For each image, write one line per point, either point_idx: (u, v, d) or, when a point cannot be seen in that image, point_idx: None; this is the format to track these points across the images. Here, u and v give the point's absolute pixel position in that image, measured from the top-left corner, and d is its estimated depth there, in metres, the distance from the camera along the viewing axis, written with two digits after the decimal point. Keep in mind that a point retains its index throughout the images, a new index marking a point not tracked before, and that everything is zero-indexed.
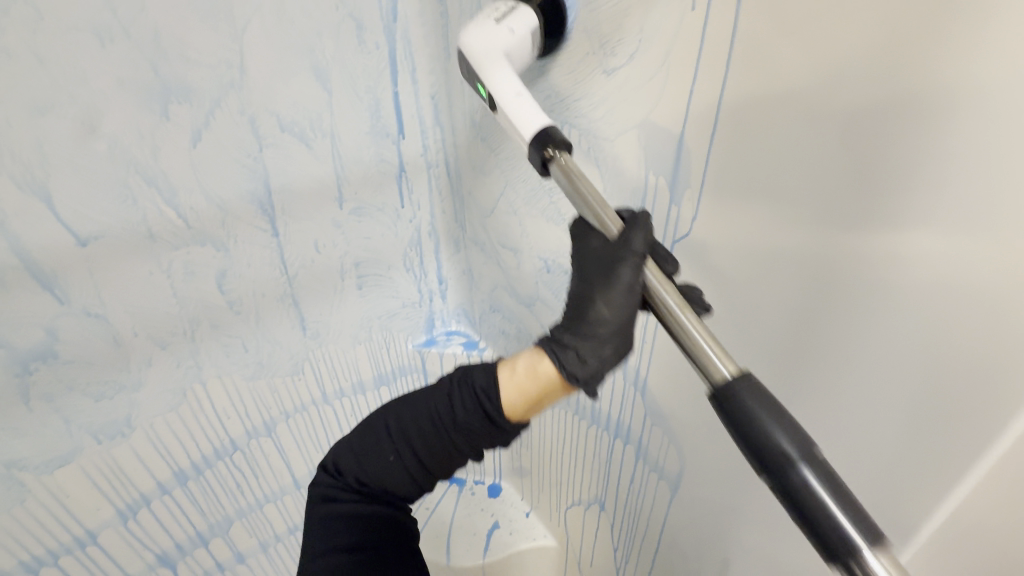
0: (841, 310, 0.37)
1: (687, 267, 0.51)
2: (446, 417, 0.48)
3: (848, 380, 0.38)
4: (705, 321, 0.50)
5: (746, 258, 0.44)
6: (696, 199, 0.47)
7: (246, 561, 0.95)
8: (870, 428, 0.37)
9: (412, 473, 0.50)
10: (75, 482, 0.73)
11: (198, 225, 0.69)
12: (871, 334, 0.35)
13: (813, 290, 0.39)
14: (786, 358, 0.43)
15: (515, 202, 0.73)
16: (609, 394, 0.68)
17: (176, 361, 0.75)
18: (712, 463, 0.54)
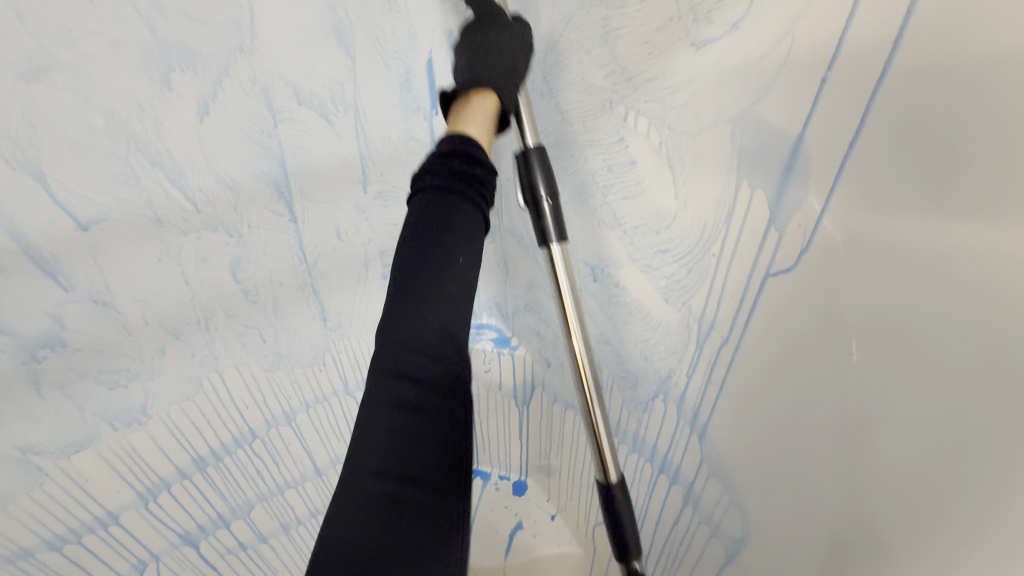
0: (939, 402, 0.31)
1: (781, 305, 0.41)
2: (478, 206, 0.45)
3: (926, 478, 0.33)
4: (779, 356, 0.43)
5: (845, 313, 0.36)
6: (808, 228, 0.37)
7: (267, 542, 0.95)
8: (912, 498, 0.34)
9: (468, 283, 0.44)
10: (93, 466, 0.71)
11: (208, 208, 0.63)
12: (973, 446, 0.29)
13: (913, 371, 0.32)
14: (856, 428, 0.37)
15: (561, 197, 0.63)
16: (656, 427, 0.59)
17: (190, 350, 0.71)
18: (782, 530, 0.46)
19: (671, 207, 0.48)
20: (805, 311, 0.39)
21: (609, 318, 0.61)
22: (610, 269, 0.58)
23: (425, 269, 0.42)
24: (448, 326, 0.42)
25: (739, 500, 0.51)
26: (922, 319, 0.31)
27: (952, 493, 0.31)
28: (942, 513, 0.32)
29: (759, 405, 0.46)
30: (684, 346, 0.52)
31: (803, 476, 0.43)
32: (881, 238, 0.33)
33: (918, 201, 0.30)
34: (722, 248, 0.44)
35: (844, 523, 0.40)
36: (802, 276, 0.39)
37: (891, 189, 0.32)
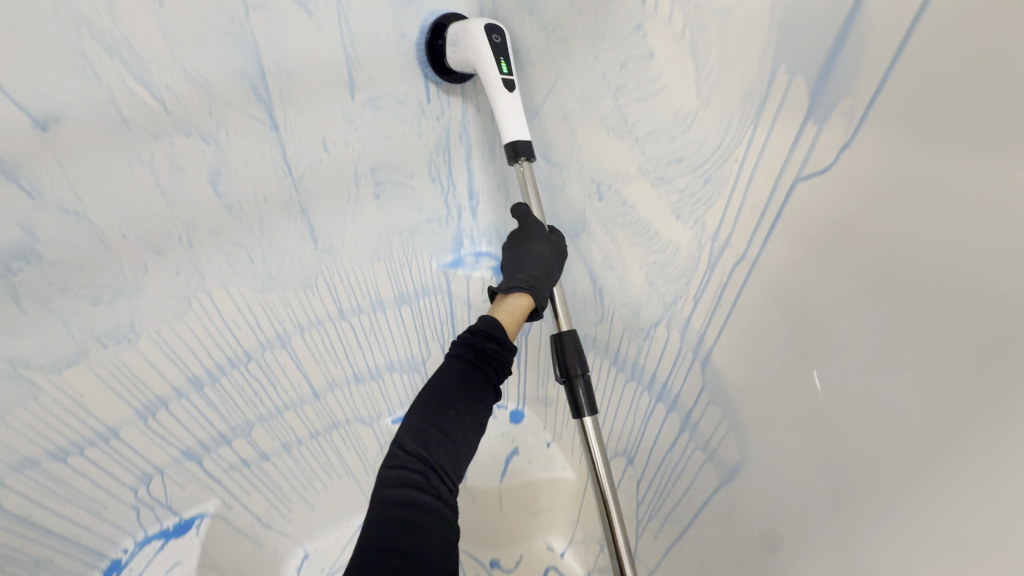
0: (940, 352, 0.32)
1: (799, 222, 0.39)
2: (487, 371, 0.50)
3: (921, 425, 0.34)
4: (766, 292, 0.43)
5: (853, 261, 0.36)
6: (855, 116, 0.34)
7: (270, 460, 0.97)
8: (869, 431, 0.37)
9: (467, 421, 0.48)
10: (86, 381, 0.71)
11: (179, 110, 0.58)
12: (979, 387, 0.30)
13: (916, 324, 0.33)
14: (844, 382, 0.38)
15: (567, 103, 0.58)
16: (656, 353, 0.57)
17: (175, 268, 0.68)
18: (788, 455, 0.45)
19: (692, 107, 0.44)
20: (803, 269, 0.39)
21: (615, 240, 0.57)
22: (617, 184, 0.54)
23: (424, 399, 0.48)
24: (440, 445, 0.46)
25: (738, 427, 0.49)
26: (934, 272, 0.31)
27: (952, 431, 0.32)
28: (941, 453, 0.33)
29: (748, 339, 0.46)
30: (694, 266, 0.48)
31: (784, 427, 0.44)
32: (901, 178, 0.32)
33: (945, 146, 0.30)
34: (746, 152, 0.41)
35: (828, 468, 0.41)
36: (832, 188, 0.36)
37: (915, 131, 0.31)
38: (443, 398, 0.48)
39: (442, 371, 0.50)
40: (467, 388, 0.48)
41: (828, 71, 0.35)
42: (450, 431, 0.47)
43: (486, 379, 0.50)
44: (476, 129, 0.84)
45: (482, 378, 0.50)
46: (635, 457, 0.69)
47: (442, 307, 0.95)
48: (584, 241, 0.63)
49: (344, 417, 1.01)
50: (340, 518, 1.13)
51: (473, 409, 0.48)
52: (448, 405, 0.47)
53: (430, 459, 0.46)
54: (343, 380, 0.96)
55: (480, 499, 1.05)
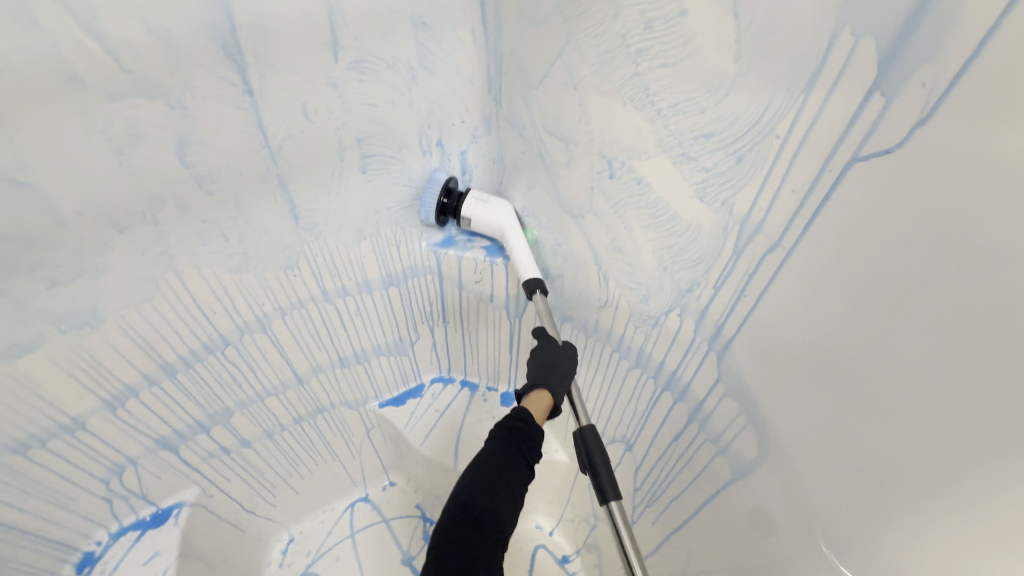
0: (974, 395, 0.32)
1: (839, 209, 0.35)
2: (524, 447, 0.56)
3: (926, 448, 0.35)
4: (789, 285, 0.40)
5: (889, 284, 0.34)
6: (937, 91, 0.29)
7: (251, 447, 0.93)
8: (874, 435, 0.38)
9: (509, 496, 0.52)
10: (45, 370, 0.65)
11: (138, 67, 0.51)
12: (992, 434, 0.31)
13: (952, 363, 0.32)
14: (856, 403, 0.38)
15: (577, 70, 0.53)
16: (664, 341, 0.55)
17: (141, 247, 0.62)
18: (807, 447, 0.43)
19: (728, 74, 0.38)
20: (825, 290, 0.38)
21: (623, 222, 0.53)
22: (633, 160, 0.49)
23: (470, 474, 0.54)
24: (486, 515, 0.51)
25: (758, 420, 0.47)
26: (951, 312, 0.31)
27: (971, 468, 0.33)
28: (955, 486, 0.34)
29: (769, 335, 0.44)
30: (716, 252, 0.45)
31: (798, 432, 0.44)
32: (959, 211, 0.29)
33: (995, 193, 0.28)
34: (790, 128, 0.36)
35: (840, 479, 0.41)
36: (885, 189, 0.32)
37: (964, 153, 0.29)
38: (486, 475, 0.53)
39: (484, 450, 0.56)
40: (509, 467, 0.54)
41: (909, 30, 0.29)
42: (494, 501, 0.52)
43: (524, 456, 0.56)
44: (470, 98, 0.77)
45: (522, 455, 0.56)
46: (634, 444, 0.68)
47: (431, 288, 0.92)
48: (590, 222, 0.59)
49: (329, 401, 0.97)
50: (326, 501, 1.11)
51: (514, 484, 0.53)
52: (492, 480, 0.53)
53: (477, 530, 0.50)
54: (328, 363, 0.92)
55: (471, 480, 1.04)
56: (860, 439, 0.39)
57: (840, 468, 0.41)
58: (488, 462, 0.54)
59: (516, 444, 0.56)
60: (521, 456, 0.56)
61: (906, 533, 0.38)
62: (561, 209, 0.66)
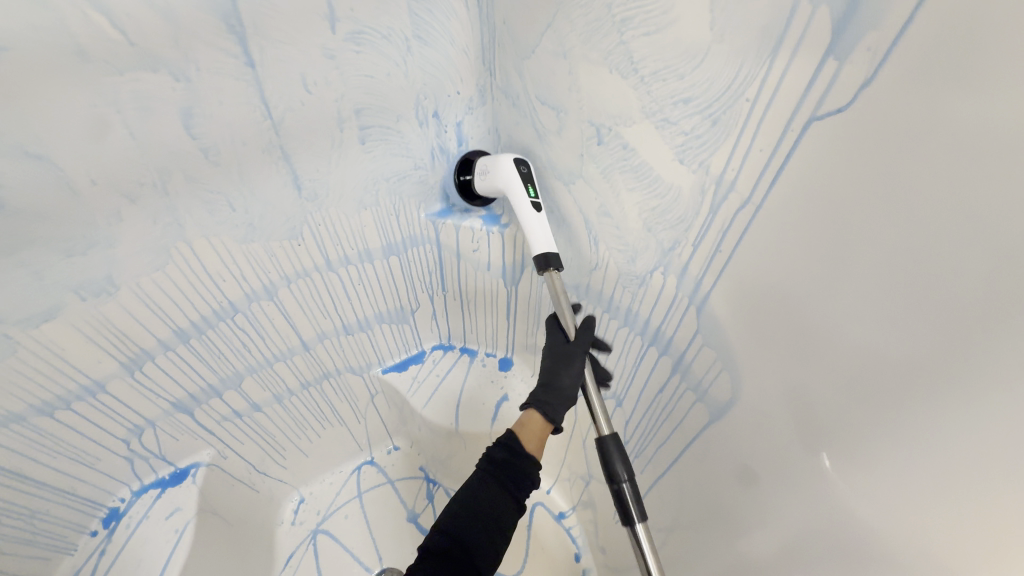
0: (900, 342, 0.36)
1: (800, 170, 0.39)
2: (508, 485, 0.59)
3: (851, 386, 0.41)
4: (756, 244, 0.44)
5: (850, 243, 0.37)
6: (880, 51, 0.32)
7: (262, 411, 0.98)
8: (814, 377, 0.43)
9: (488, 534, 0.56)
10: (67, 336, 0.69)
11: (144, 41, 0.53)
12: (901, 378, 0.37)
13: (894, 313, 0.36)
14: (801, 349, 0.44)
15: (567, 39, 0.55)
16: (649, 298, 0.58)
17: (151, 218, 0.65)
18: (777, 392, 0.47)
19: (705, 42, 0.41)
20: (777, 248, 0.43)
21: (610, 187, 0.57)
22: (619, 127, 0.52)
23: (452, 507, 0.57)
24: (463, 547, 0.54)
25: (732, 366, 0.51)
26: (874, 272, 0.37)
27: (890, 403, 0.38)
28: (891, 423, 0.38)
29: (737, 291, 0.48)
30: (695, 212, 0.48)
31: (766, 380, 0.48)
32: (908, 174, 0.33)
33: (913, 166, 0.32)
34: (759, 91, 0.39)
35: (801, 419, 0.46)
36: (839, 153, 0.36)
37: (898, 130, 0.33)
38: (467, 509, 0.57)
39: (468, 485, 0.59)
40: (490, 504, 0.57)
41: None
42: (471, 535, 0.55)
43: (509, 492, 0.59)
44: (464, 68, 0.79)
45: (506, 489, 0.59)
46: (624, 399, 0.73)
47: (431, 257, 0.95)
48: (580, 187, 0.62)
49: (334, 367, 1.02)
50: (334, 464, 1.17)
51: (493, 521, 0.56)
52: (472, 516, 0.56)
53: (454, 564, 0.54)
54: (332, 331, 0.96)
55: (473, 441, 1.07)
56: (817, 381, 0.43)
57: (801, 410, 0.45)
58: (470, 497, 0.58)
59: (500, 479, 0.60)
60: (506, 491, 0.59)
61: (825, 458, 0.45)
62: (554, 177, 0.68)
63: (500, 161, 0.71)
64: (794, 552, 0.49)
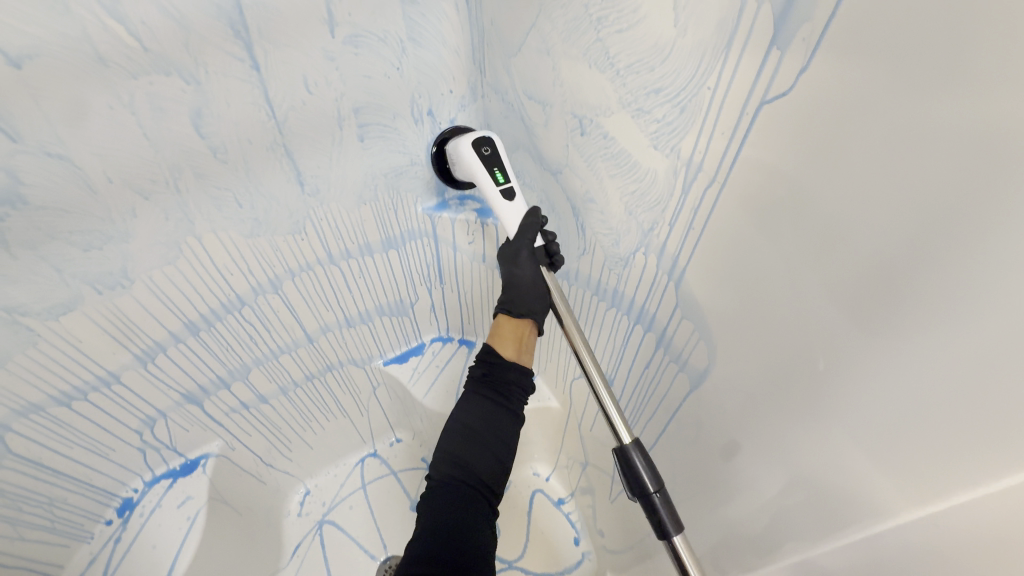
0: (831, 319, 0.40)
1: (750, 159, 0.42)
2: (496, 399, 0.72)
3: (795, 359, 0.45)
4: (718, 228, 0.48)
5: (790, 226, 0.41)
6: (814, 40, 0.34)
7: (268, 402, 1.02)
8: (772, 350, 0.47)
9: (487, 435, 0.69)
10: (83, 328, 0.72)
11: (156, 46, 0.57)
12: (832, 352, 0.41)
13: (827, 291, 0.40)
14: (758, 325, 0.48)
15: (549, 37, 0.59)
16: (634, 278, 0.62)
17: (163, 213, 0.68)
18: (746, 362, 0.51)
19: (670, 37, 0.43)
20: (729, 235, 0.47)
21: (594, 173, 0.60)
22: (599, 117, 0.56)
23: (457, 410, 0.72)
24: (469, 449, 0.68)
25: (708, 339, 0.54)
26: (801, 257, 0.41)
27: (825, 375, 0.42)
28: (827, 392, 0.43)
29: (704, 270, 0.51)
30: (669, 194, 0.51)
31: (742, 353, 0.51)
32: (837, 165, 0.36)
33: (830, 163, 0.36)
34: (718, 80, 0.41)
35: (776, 392, 0.48)
36: (776, 145, 0.39)
37: (812, 130, 0.36)
38: (466, 422, 0.70)
39: (465, 403, 0.72)
40: (475, 410, 0.71)
41: None
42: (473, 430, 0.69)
43: (489, 398, 0.72)
44: (456, 67, 0.82)
45: (486, 399, 0.72)
46: (615, 378, 0.77)
47: (429, 250, 0.98)
48: (567, 175, 0.66)
49: (337, 358, 1.05)
50: (338, 456, 1.20)
51: (488, 426, 0.70)
52: (473, 423, 0.70)
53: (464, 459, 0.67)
54: (335, 323, 0.99)
55: None
56: (777, 350, 0.47)
57: (776, 383, 0.48)
58: (459, 407, 0.72)
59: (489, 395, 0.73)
60: (485, 398, 0.73)
61: (782, 426, 0.49)
62: (542, 167, 0.72)
63: (462, 152, 0.76)
64: (777, 515, 0.52)
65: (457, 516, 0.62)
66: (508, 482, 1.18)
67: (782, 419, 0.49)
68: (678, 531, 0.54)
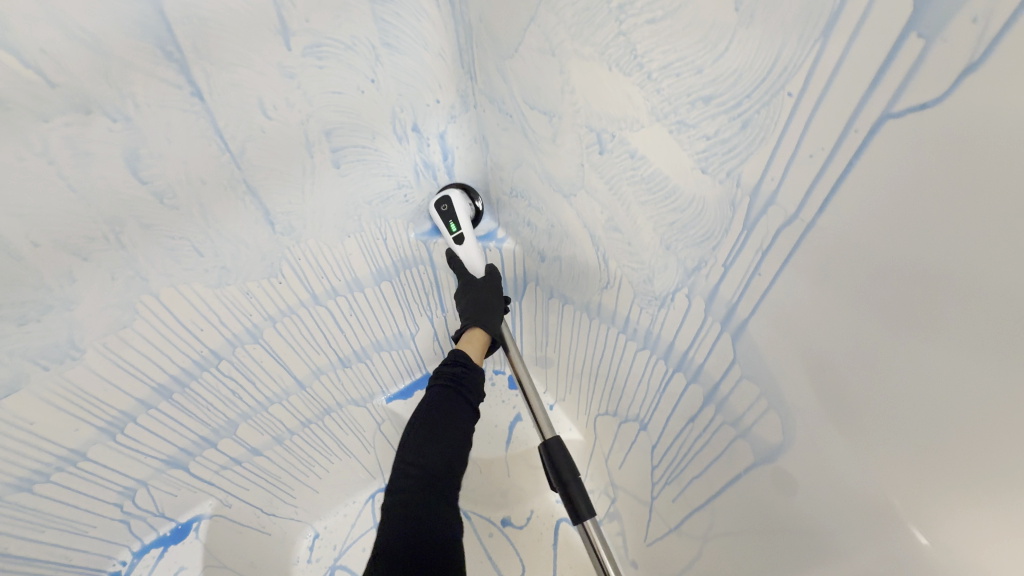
0: (940, 395, 0.30)
1: (852, 194, 0.30)
2: (460, 390, 0.64)
3: (884, 434, 0.35)
4: (797, 275, 0.36)
5: (890, 272, 0.30)
6: (991, 24, 0.21)
7: (262, 455, 0.91)
8: (852, 418, 0.37)
9: (448, 425, 0.60)
10: (32, 408, 0.63)
11: (66, 80, 0.47)
12: (941, 434, 0.31)
13: (938, 361, 0.29)
14: (836, 386, 0.37)
15: (553, 33, 0.48)
16: (676, 323, 0.51)
17: (109, 273, 0.58)
18: (841, 447, 0.39)
19: (727, 26, 0.32)
20: (802, 274, 0.36)
21: (619, 196, 0.49)
22: (624, 131, 0.44)
23: (422, 402, 0.63)
24: (428, 442, 0.58)
25: (781, 407, 0.43)
26: (897, 309, 0.30)
27: (926, 459, 0.33)
28: (926, 477, 0.33)
29: (777, 323, 0.40)
30: (724, 228, 0.39)
31: (822, 430, 0.40)
32: (966, 205, 0.25)
33: (952, 203, 0.25)
34: (806, 84, 0.29)
35: (872, 485, 0.37)
36: (889, 175, 0.27)
37: (929, 155, 0.25)
38: (427, 411, 0.61)
39: (426, 395, 0.64)
40: (448, 408, 0.61)
41: None
42: (436, 420, 0.60)
43: (459, 396, 0.63)
44: (442, 74, 0.70)
45: (458, 400, 0.63)
46: (649, 424, 0.67)
47: (426, 277, 0.87)
48: (582, 199, 0.55)
49: (336, 401, 0.95)
50: (346, 494, 1.06)
51: (449, 416, 0.61)
52: (434, 413, 0.61)
53: (423, 452, 0.57)
54: (328, 365, 0.89)
55: (513, 465, 1.09)
56: (873, 431, 0.35)
57: (870, 474, 0.37)
58: (428, 400, 0.62)
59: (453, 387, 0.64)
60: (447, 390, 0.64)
61: (869, 519, 0.38)
62: (551, 187, 0.61)
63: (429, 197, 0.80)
64: None
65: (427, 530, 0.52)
66: (529, 511, 1.06)
67: (871, 512, 0.38)
68: (590, 513, 0.57)
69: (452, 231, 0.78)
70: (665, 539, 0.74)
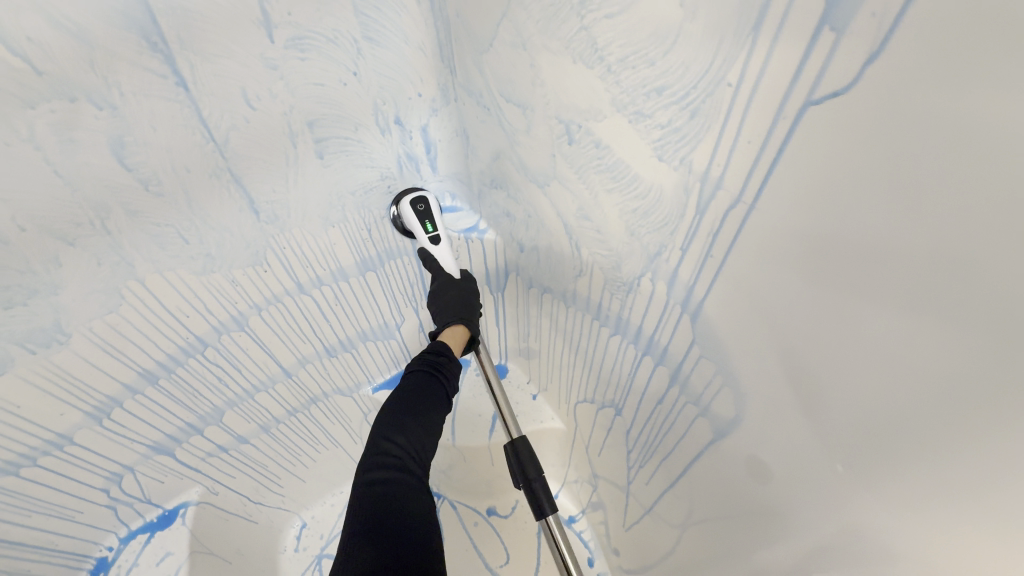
0: (858, 365, 0.33)
1: (785, 179, 0.32)
2: (442, 380, 0.64)
3: (815, 404, 0.37)
4: (744, 257, 0.39)
5: (812, 251, 0.33)
6: (887, 19, 0.24)
7: (248, 443, 0.92)
8: (790, 391, 0.39)
9: (428, 417, 0.60)
10: (19, 391, 0.64)
11: (53, 68, 0.48)
12: (856, 401, 0.34)
13: (852, 333, 0.32)
14: (775, 360, 0.40)
15: (523, 28, 0.50)
16: (642, 307, 0.53)
17: (95, 258, 0.60)
18: (787, 420, 0.41)
19: (673, 22, 0.34)
20: (745, 257, 0.38)
21: (587, 185, 0.51)
22: (590, 122, 0.46)
23: (401, 389, 0.62)
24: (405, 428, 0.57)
25: (735, 383, 0.45)
26: (821, 285, 0.33)
27: (846, 426, 0.36)
28: (847, 443, 0.36)
29: (729, 303, 0.42)
30: (679, 213, 0.42)
31: (770, 405, 0.42)
32: (871, 187, 0.28)
33: (859, 185, 0.28)
34: (741, 75, 0.32)
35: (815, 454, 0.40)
36: (811, 161, 0.30)
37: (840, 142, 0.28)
38: (410, 397, 0.61)
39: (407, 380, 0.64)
40: (428, 398, 0.61)
41: None
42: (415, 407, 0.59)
43: (440, 387, 0.64)
44: (423, 68, 0.72)
45: (438, 391, 0.63)
46: (623, 409, 0.69)
47: (410, 268, 0.88)
48: (554, 189, 0.58)
49: (322, 391, 0.95)
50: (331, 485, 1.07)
51: (431, 405, 0.61)
52: (414, 400, 0.61)
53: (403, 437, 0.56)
54: (314, 355, 0.90)
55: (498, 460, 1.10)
56: (809, 403, 0.38)
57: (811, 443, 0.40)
58: (407, 388, 0.62)
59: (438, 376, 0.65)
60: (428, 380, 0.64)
61: (813, 487, 0.41)
62: (526, 178, 0.64)
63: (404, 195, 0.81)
64: None
65: (400, 506, 0.51)
66: (513, 502, 1.08)
67: (814, 480, 0.40)
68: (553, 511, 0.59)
69: (427, 231, 0.79)
70: (643, 524, 0.76)
